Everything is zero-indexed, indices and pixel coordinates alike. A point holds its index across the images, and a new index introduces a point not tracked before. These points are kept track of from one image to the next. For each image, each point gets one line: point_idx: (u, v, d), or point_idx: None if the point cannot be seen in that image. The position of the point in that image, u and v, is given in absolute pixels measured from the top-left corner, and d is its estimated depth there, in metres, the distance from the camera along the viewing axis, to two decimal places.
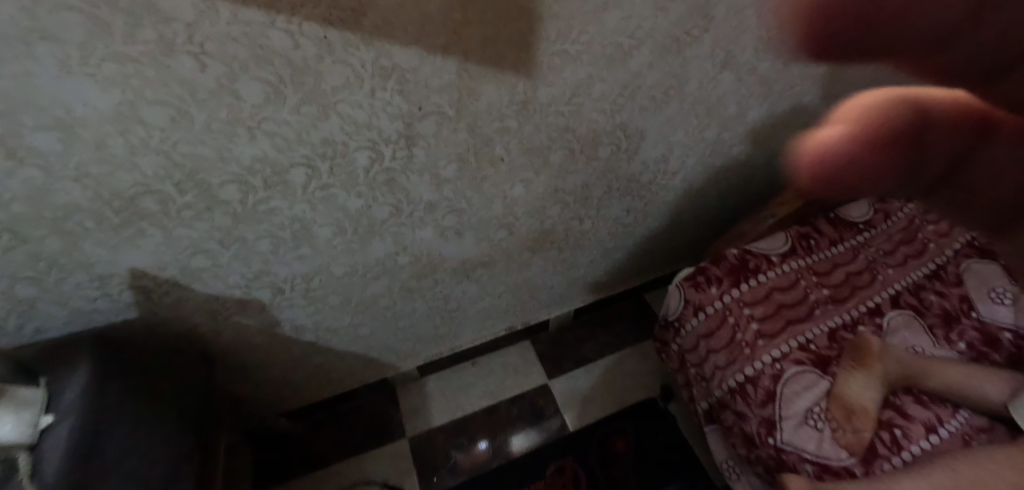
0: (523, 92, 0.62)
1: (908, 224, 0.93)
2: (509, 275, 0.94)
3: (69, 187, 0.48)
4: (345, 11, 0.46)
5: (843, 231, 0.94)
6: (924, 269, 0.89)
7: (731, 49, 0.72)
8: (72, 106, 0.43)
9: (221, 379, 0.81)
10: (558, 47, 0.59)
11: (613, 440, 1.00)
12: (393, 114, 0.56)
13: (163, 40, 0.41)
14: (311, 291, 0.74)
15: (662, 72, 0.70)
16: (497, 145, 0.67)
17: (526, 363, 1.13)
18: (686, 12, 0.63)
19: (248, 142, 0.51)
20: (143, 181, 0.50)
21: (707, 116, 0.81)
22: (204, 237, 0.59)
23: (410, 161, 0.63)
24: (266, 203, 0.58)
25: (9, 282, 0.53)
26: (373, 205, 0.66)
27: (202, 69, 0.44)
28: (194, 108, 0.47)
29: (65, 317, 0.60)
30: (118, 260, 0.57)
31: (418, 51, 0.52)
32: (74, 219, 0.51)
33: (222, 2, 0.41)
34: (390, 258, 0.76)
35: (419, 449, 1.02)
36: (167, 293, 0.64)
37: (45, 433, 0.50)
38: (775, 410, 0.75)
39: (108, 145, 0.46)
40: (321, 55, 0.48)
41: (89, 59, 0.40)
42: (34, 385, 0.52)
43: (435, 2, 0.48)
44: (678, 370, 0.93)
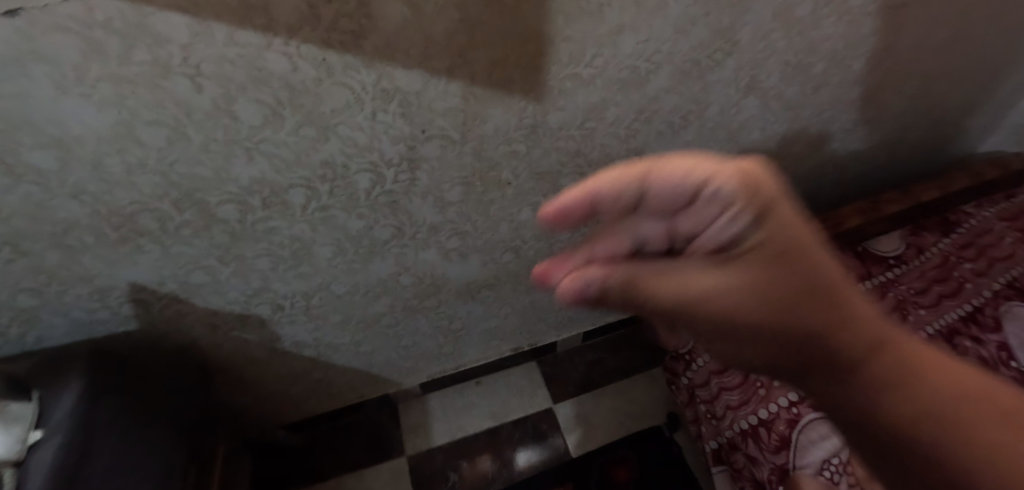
0: (532, 115, 0.60)
1: (941, 262, 0.91)
2: (516, 297, 0.92)
3: (68, 204, 0.47)
4: (345, 34, 0.44)
5: (872, 265, 0.91)
6: (959, 311, 0.84)
7: (756, 74, 0.68)
8: (68, 126, 0.41)
9: (221, 390, 0.81)
10: (570, 71, 0.56)
11: (614, 469, 0.96)
12: (395, 137, 0.55)
13: (159, 62, 0.40)
14: (311, 308, 0.73)
15: (680, 97, 0.66)
16: (504, 170, 0.65)
17: (531, 385, 1.10)
18: (707, 35, 0.60)
19: (246, 163, 0.51)
20: (140, 199, 0.49)
21: (729, 142, 0.77)
22: (204, 254, 0.58)
23: (413, 184, 0.61)
24: (265, 222, 0.57)
25: (10, 293, 0.52)
26: (375, 226, 0.65)
27: (198, 91, 0.43)
28: (191, 129, 0.46)
29: (65, 328, 0.59)
30: (118, 274, 0.56)
31: (421, 74, 0.50)
32: (73, 235, 0.50)
33: (218, 25, 0.40)
34: (392, 278, 0.75)
35: (417, 468, 1.00)
36: (167, 307, 0.63)
37: (33, 449, 0.48)
38: (789, 457, 0.72)
39: (105, 163, 0.45)
40: (321, 78, 0.46)
41: (84, 80, 0.39)
42: (26, 399, 0.51)
43: (439, 25, 0.47)
44: (687, 405, 0.92)
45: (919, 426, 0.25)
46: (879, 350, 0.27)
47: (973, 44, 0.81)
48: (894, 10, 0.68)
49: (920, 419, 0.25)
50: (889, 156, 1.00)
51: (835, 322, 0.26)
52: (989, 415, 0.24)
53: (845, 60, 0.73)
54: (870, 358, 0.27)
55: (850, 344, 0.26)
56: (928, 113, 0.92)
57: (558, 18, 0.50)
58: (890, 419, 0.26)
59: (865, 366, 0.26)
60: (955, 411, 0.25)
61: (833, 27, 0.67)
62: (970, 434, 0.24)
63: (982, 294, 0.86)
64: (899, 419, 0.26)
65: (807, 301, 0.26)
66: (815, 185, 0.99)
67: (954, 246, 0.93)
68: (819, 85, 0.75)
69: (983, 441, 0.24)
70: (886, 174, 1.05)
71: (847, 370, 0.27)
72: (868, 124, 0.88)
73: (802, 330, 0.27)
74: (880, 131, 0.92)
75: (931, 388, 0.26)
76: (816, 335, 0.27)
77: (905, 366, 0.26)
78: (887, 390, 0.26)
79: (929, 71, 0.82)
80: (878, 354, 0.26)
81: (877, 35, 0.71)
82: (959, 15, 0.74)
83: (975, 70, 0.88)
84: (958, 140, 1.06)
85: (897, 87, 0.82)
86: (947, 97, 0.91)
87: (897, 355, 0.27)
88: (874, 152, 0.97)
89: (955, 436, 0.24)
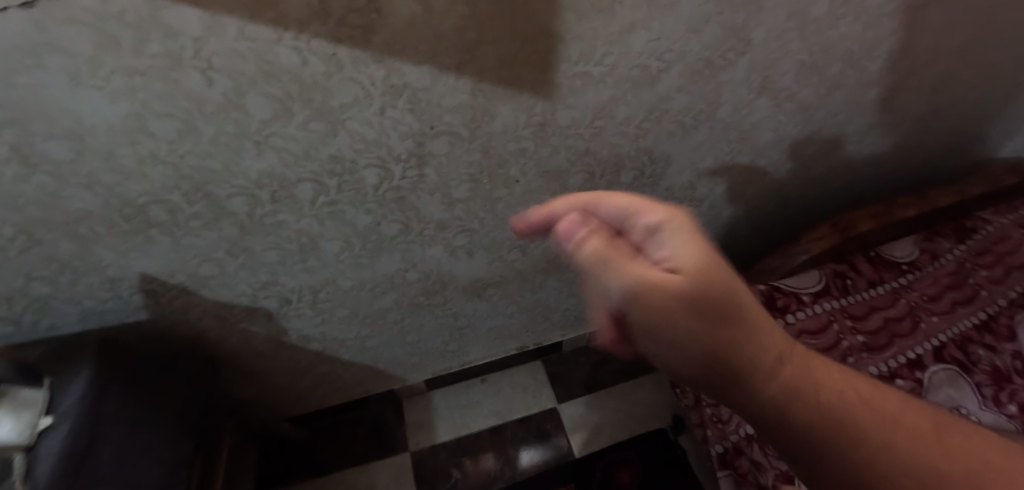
0: (541, 113, 0.59)
1: (956, 268, 0.89)
2: (522, 295, 0.92)
3: (81, 194, 0.48)
4: (355, 29, 0.44)
5: (883, 271, 0.89)
6: (973, 319, 0.83)
7: (769, 74, 0.67)
8: (82, 117, 0.42)
9: (228, 381, 0.82)
10: (580, 68, 0.56)
11: (618, 471, 0.96)
12: (404, 132, 0.55)
13: (170, 55, 0.41)
14: (318, 302, 0.74)
15: (692, 97, 0.65)
16: (512, 168, 0.65)
17: (536, 384, 1.10)
18: (720, 34, 0.59)
19: (255, 157, 0.51)
20: (151, 190, 0.50)
21: (740, 143, 0.77)
22: (213, 246, 0.58)
23: (421, 180, 0.61)
24: (274, 216, 0.58)
25: (23, 281, 0.53)
26: (383, 222, 0.65)
27: (209, 84, 0.44)
28: (202, 122, 0.46)
29: (77, 316, 0.60)
30: (129, 265, 0.56)
31: (430, 70, 0.50)
32: (85, 225, 0.50)
33: (229, 19, 0.40)
34: (399, 274, 0.75)
35: (420, 464, 1.00)
36: (176, 298, 0.63)
37: (44, 434, 0.49)
38: None
39: (118, 155, 0.46)
40: (330, 72, 0.47)
41: (98, 72, 0.40)
42: (37, 386, 0.52)
43: (449, 21, 0.46)
44: (692, 408, 0.91)
45: (809, 415, 0.34)
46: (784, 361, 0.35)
47: (994, 46, 0.79)
48: (912, 11, 0.67)
49: (814, 414, 0.34)
50: (905, 160, 0.98)
51: (747, 337, 0.35)
52: (863, 410, 0.33)
53: (861, 62, 0.72)
54: (778, 369, 0.35)
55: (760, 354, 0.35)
56: (946, 116, 0.90)
57: (568, 15, 0.50)
58: (793, 416, 0.34)
59: (778, 375, 0.35)
60: (838, 406, 0.33)
61: (850, 27, 0.66)
62: (851, 425, 0.32)
63: (997, 302, 0.85)
64: (799, 414, 0.34)
65: (726, 317, 0.35)
66: (828, 189, 0.97)
67: (969, 252, 0.91)
68: (834, 86, 0.74)
69: (857, 430, 0.32)
70: (901, 178, 1.03)
71: (762, 378, 0.35)
72: (883, 126, 0.87)
73: (722, 342, 0.35)
74: (895, 134, 0.90)
75: (822, 392, 0.34)
76: (737, 347, 0.35)
77: (807, 376, 0.35)
78: (793, 396, 0.34)
79: (949, 73, 0.80)
80: (784, 364, 0.35)
81: (895, 35, 0.70)
82: (980, 16, 0.72)
83: (996, 73, 0.86)
84: (976, 145, 1.04)
85: (914, 89, 0.81)
86: (965, 101, 0.89)
87: (798, 367, 0.35)
88: (889, 155, 0.95)
89: (837, 426, 0.33)
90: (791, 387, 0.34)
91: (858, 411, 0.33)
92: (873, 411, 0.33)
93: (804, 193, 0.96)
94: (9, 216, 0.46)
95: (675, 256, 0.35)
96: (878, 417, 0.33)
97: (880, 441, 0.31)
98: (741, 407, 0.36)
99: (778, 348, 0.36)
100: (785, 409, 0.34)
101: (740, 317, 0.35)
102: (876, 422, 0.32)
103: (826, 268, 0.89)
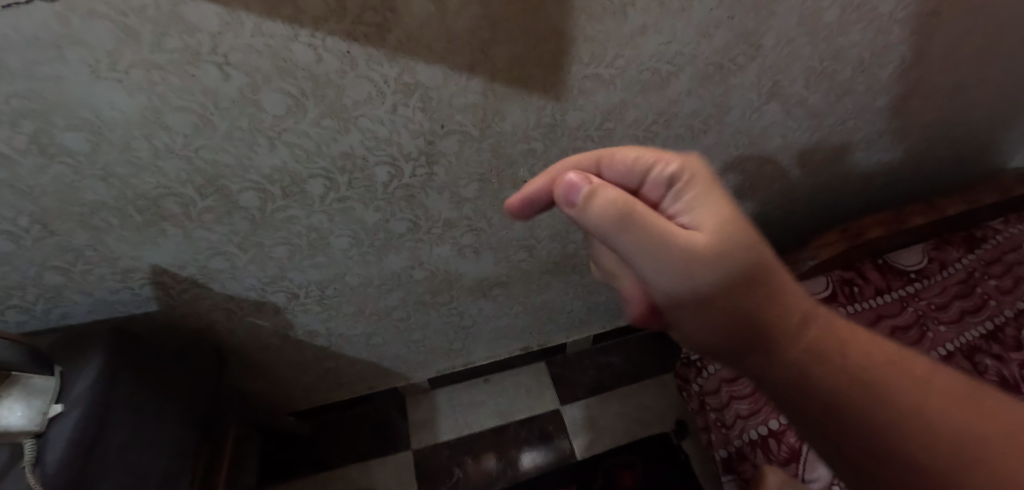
0: (551, 114, 0.59)
1: (964, 277, 0.89)
2: (527, 296, 0.92)
3: (96, 186, 0.48)
4: (370, 27, 0.45)
5: (892, 279, 0.88)
6: (981, 329, 0.83)
7: (780, 79, 0.67)
8: (100, 109, 0.43)
9: (234, 374, 0.83)
10: (590, 70, 0.56)
11: (620, 474, 0.95)
12: (415, 131, 0.55)
13: (188, 50, 0.41)
14: (326, 298, 0.74)
15: (701, 101, 0.66)
16: (521, 168, 0.65)
17: (539, 385, 1.10)
18: (731, 38, 0.59)
19: (268, 151, 0.51)
20: (165, 183, 0.50)
21: (749, 147, 0.76)
22: (223, 240, 0.59)
23: (430, 179, 0.62)
24: (284, 211, 0.58)
25: (37, 270, 0.54)
26: (391, 220, 0.65)
27: (225, 79, 0.44)
28: (217, 116, 0.47)
29: (88, 306, 0.61)
30: (141, 257, 0.57)
31: (442, 69, 0.50)
32: (100, 216, 0.51)
33: (247, 15, 0.41)
34: (406, 272, 0.75)
35: (422, 462, 1.00)
36: (186, 290, 0.64)
37: (53, 422, 0.49)
38: (797, 470, 0.73)
39: (133, 147, 0.47)
40: (344, 70, 0.47)
41: (117, 65, 0.41)
42: (49, 372, 0.52)
43: (462, 22, 0.47)
44: (698, 412, 0.91)
45: (836, 382, 0.34)
46: (807, 329, 0.37)
47: (1006, 55, 0.79)
48: (924, 18, 0.67)
49: (840, 384, 0.34)
50: (915, 168, 0.98)
51: (769, 303, 0.37)
52: (893, 379, 0.33)
53: (871, 69, 0.72)
54: (798, 332, 0.37)
55: (779, 322, 0.37)
56: (957, 125, 0.90)
57: (580, 17, 0.50)
58: (817, 383, 0.35)
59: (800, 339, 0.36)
60: (863, 375, 0.34)
61: (861, 33, 0.66)
62: (879, 394, 0.33)
63: (1004, 312, 0.84)
64: (825, 384, 0.35)
65: (757, 280, 0.36)
66: (836, 196, 0.97)
67: (979, 261, 0.90)
68: (844, 93, 0.74)
69: (891, 402, 0.33)
70: (911, 186, 1.03)
71: (782, 344, 0.37)
72: (893, 134, 0.86)
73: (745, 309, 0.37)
74: (905, 142, 0.90)
75: (851, 363, 0.35)
76: (757, 314, 0.37)
77: (830, 342, 0.36)
78: (816, 360, 0.36)
79: (961, 81, 0.79)
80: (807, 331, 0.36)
81: (906, 42, 0.69)
82: (993, 24, 0.72)
83: (1009, 82, 0.85)
84: (988, 154, 1.03)
85: (924, 97, 0.81)
86: (977, 111, 0.89)
87: (822, 335, 0.36)
88: (899, 163, 0.94)
89: (863, 396, 0.33)
90: (813, 354, 0.36)
91: (886, 378, 0.33)
92: (900, 376, 0.33)
93: (812, 199, 0.95)
94: (25, 205, 0.47)
95: (699, 217, 0.37)
96: (906, 387, 0.33)
97: (901, 408, 0.32)
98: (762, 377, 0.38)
99: (799, 313, 0.37)
100: (810, 377, 0.35)
101: (763, 287, 0.37)
102: (905, 391, 0.33)
103: (834, 275, 0.89)
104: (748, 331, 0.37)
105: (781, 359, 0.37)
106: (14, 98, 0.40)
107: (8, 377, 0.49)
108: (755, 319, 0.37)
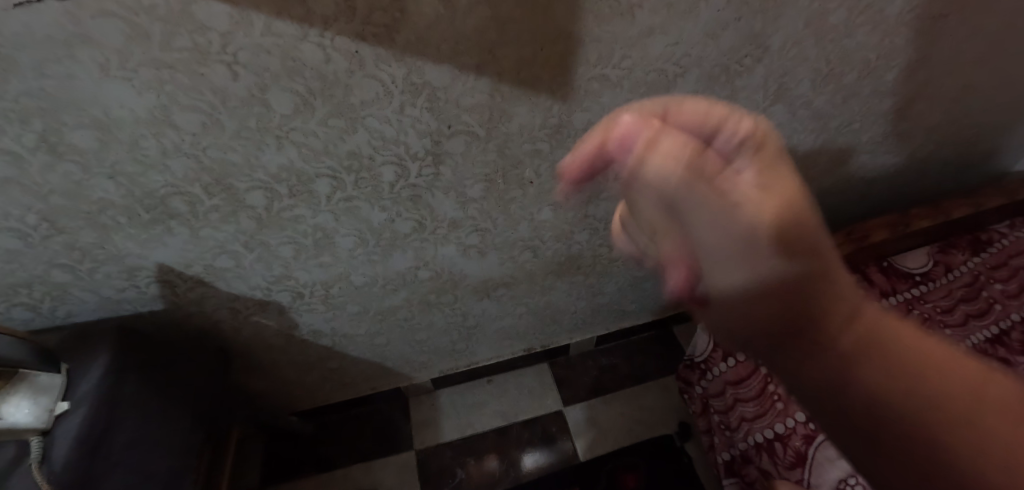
0: (558, 115, 0.59)
1: (970, 281, 0.88)
2: (531, 297, 0.92)
3: (104, 184, 0.48)
4: (379, 28, 0.45)
5: (897, 282, 0.88)
6: (986, 332, 0.82)
7: (786, 81, 0.67)
8: (109, 107, 0.43)
9: (238, 373, 0.83)
10: (597, 72, 0.56)
11: (624, 476, 0.95)
12: (422, 131, 0.55)
13: (198, 49, 0.41)
14: (330, 297, 0.74)
15: (707, 103, 0.66)
16: (527, 168, 0.65)
17: (542, 386, 1.10)
18: (738, 40, 0.59)
19: (275, 151, 0.52)
20: (172, 182, 0.51)
21: None
22: (229, 239, 0.59)
23: (436, 179, 0.62)
24: (290, 210, 0.59)
25: (45, 268, 0.54)
26: (396, 219, 0.65)
27: (234, 78, 0.44)
28: (225, 116, 0.47)
29: (94, 304, 0.61)
30: (148, 255, 0.57)
31: (450, 70, 0.50)
32: (107, 214, 0.51)
33: (257, 14, 0.41)
34: (410, 272, 0.75)
35: (425, 463, 1.00)
36: (192, 289, 0.64)
37: (60, 419, 0.50)
38: (804, 474, 0.71)
39: (141, 146, 0.47)
40: (352, 70, 0.47)
41: (127, 64, 0.41)
42: (55, 371, 0.52)
43: (470, 22, 0.47)
44: (700, 414, 0.92)
45: (905, 411, 0.24)
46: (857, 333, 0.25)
47: (1012, 59, 0.79)
48: (931, 20, 0.67)
49: (919, 411, 0.23)
50: (919, 171, 0.98)
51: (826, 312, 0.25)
52: (972, 399, 0.24)
53: (877, 71, 0.72)
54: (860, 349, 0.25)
55: (838, 319, 0.25)
56: (962, 128, 0.90)
57: (588, 18, 0.50)
58: (865, 402, 0.24)
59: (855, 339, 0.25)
60: (937, 400, 0.24)
61: (867, 35, 0.65)
62: (952, 415, 0.23)
63: (1010, 316, 0.84)
64: (886, 415, 0.24)
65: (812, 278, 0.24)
66: (841, 198, 0.97)
67: (984, 265, 0.90)
68: (850, 95, 0.74)
69: (965, 430, 0.23)
70: (915, 189, 1.03)
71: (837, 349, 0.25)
72: (898, 137, 0.86)
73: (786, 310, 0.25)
74: (910, 145, 0.89)
75: (921, 379, 0.24)
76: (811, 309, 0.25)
77: (890, 342, 0.25)
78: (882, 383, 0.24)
79: (967, 84, 0.79)
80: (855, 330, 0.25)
81: (912, 45, 0.69)
82: (999, 27, 0.72)
83: (1014, 86, 0.85)
84: (993, 157, 1.03)
85: (930, 100, 0.80)
86: (983, 114, 0.88)
87: (882, 333, 0.25)
88: (904, 166, 0.94)
89: (925, 425, 0.23)
90: (871, 350, 0.25)
91: (954, 385, 0.24)
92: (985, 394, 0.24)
93: (817, 201, 0.95)
94: (34, 203, 0.47)
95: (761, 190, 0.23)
96: (993, 420, 0.23)
97: (968, 428, 0.23)
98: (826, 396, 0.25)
99: (849, 308, 0.25)
100: (862, 392, 0.24)
101: (806, 288, 0.24)
102: (985, 419, 0.23)
103: None
104: (806, 325, 0.25)
105: (838, 381, 0.24)
106: (24, 96, 0.40)
107: (14, 375, 0.49)
108: (808, 316, 0.25)
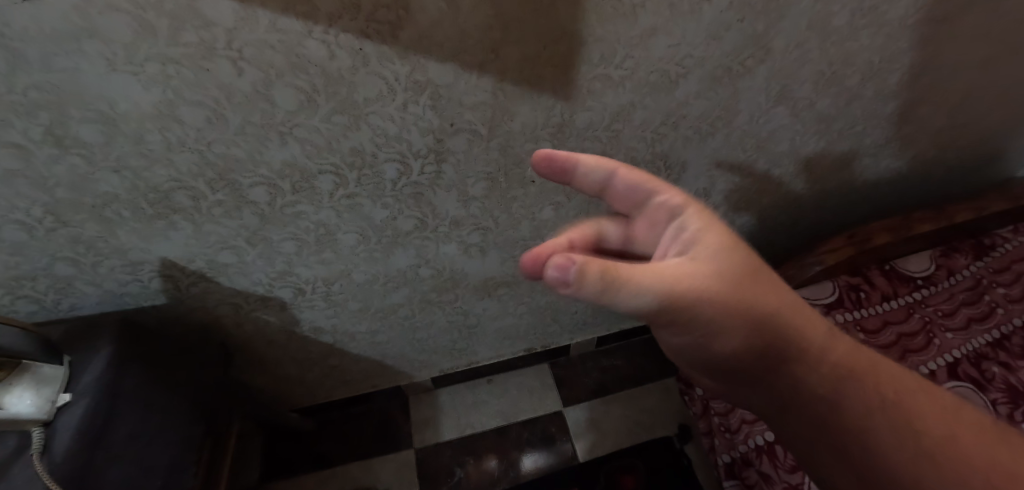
0: (560, 114, 0.60)
1: (973, 285, 0.88)
2: (531, 297, 0.92)
3: (109, 178, 0.49)
4: (382, 25, 0.45)
5: (898, 285, 0.88)
6: (988, 336, 0.82)
7: (788, 83, 0.67)
8: (116, 101, 0.43)
9: (240, 369, 0.83)
10: (599, 71, 0.56)
11: (623, 477, 0.95)
12: (425, 129, 0.56)
13: (203, 45, 0.42)
14: (332, 294, 0.75)
15: (709, 104, 0.66)
16: (529, 167, 0.65)
17: (542, 386, 1.10)
18: (740, 41, 0.59)
19: (279, 147, 0.52)
20: (177, 176, 0.51)
21: (756, 151, 0.76)
22: (233, 235, 0.59)
23: (438, 177, 0.62)
24: (293, 206, 0.59)
25: (48, 261, 0.54)
26: (399, 217, 0.66)
27: (239, 74, 0.45)
28: (230, 111, 0.47)
29: (97, 298, 0.61)
30: (151, 249, 0.58)
31: (453, 68, 0.51)
32: (111, 208, 0.52)
33: (262, 11, 0.41)
34: (412, 269, 0.75)
35: (424, 462, 1.00)
36: (194, 284, 0.64)
37: (61, 411, 0.50)
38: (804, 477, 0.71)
39: (146, 141, 0.47)
40: (356, 66, 0.47)
41: (134, 59, 0.41)
42: (59, 362, 0.53)
43: (474, 21, 0.47)
44: (701, 416, 0.92)
45: (859, 415, 0.38)
46: (842, 359, 0.40)
47: (1018, 61, 0.79)
48: (935, 23, 0.67)
49: (861, 418, 0.38)
50: (922, 175, 0.98)
51: (799, 351, 0.40)
52: (925, 412, 0.37)
53: (880, 74, 0.72)
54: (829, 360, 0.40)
55: (813, 347, 0.40)
56: (966, 133, 0.90)
57: (590, 18, 0.51)
58: (840, 412, 0.39)
59: (826, 361, 0.40)
60: (877, 396, 0.39)
61: (870, 38, 0.65)
62: (904, 418, 0.37)
63: (1012, 321, 0.83)
64: (833, 414, 0.39)
65: (761, 295, 0.39)
66: (843, 202, 0.97)
67: (987, 269, 0.90)
68: (854, 97, 0.74)
69: (912, 431, 0.37)
70: (918, 193, 1.02)
71: (808, 372, 0.40)
72: (901, 140, 0.86)
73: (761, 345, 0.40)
74: (914, 149, 0.90)
75: (874, 391, 0.39)
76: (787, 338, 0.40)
77: (863, 367, 0.40)
78: (840, 388, 0.39)
79: (970, 87, 0.79)
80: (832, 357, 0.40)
81: (916, 48, 0.69)
82: (1004, 30, 0.71)
83: (1019, 92, 0.85)
84: (996, 163, 1.03)
85: (934, 103, 0.80)
86: (986, 117, 0.88)
87: (853, 365, 0.40)
88: (907, 170, 0.94)
89: (884, 426, 0.37)
90: (847, 373, 0.39)
91: (895, 398, 0.38)
92: (912, 396, 0.38)
93: (820, 203, 0.95)
94: (39, 196, 0.48)
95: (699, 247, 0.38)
96: (924, 423, 0.37)
97: (915, 430, 0.37)
98: (788, 403, 0.41)
99: (824, 347, 0.40)
100: (831, 398, 0.39)
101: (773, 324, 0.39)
102: (928, 429, 0.37)
103: (840, 281, 0.89)
104: (779, 357, 0.40)
105: (798, 386, 0.40)
106: (32, 90, 0.40)
107: (16, 366, 0.49)
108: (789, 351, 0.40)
